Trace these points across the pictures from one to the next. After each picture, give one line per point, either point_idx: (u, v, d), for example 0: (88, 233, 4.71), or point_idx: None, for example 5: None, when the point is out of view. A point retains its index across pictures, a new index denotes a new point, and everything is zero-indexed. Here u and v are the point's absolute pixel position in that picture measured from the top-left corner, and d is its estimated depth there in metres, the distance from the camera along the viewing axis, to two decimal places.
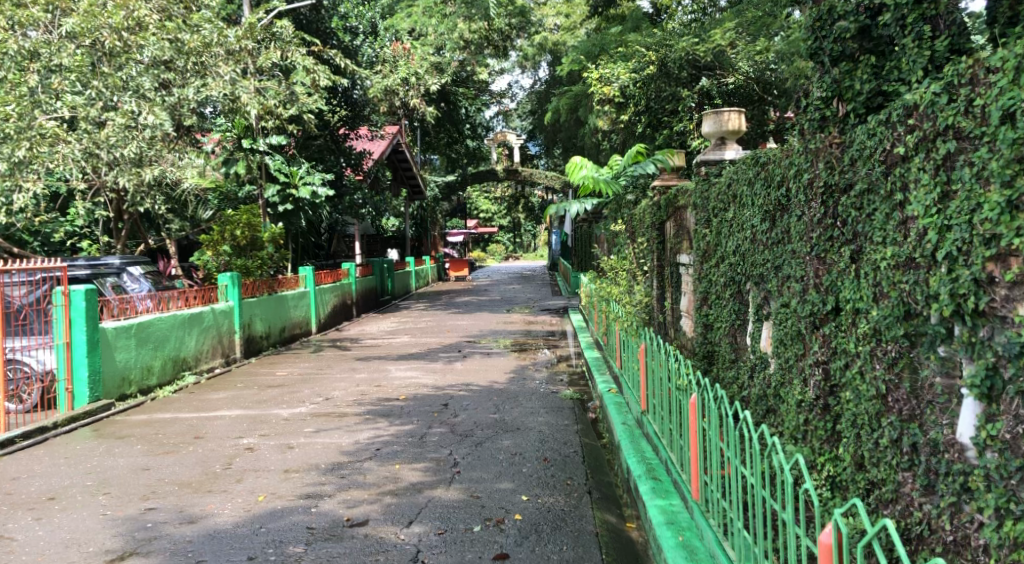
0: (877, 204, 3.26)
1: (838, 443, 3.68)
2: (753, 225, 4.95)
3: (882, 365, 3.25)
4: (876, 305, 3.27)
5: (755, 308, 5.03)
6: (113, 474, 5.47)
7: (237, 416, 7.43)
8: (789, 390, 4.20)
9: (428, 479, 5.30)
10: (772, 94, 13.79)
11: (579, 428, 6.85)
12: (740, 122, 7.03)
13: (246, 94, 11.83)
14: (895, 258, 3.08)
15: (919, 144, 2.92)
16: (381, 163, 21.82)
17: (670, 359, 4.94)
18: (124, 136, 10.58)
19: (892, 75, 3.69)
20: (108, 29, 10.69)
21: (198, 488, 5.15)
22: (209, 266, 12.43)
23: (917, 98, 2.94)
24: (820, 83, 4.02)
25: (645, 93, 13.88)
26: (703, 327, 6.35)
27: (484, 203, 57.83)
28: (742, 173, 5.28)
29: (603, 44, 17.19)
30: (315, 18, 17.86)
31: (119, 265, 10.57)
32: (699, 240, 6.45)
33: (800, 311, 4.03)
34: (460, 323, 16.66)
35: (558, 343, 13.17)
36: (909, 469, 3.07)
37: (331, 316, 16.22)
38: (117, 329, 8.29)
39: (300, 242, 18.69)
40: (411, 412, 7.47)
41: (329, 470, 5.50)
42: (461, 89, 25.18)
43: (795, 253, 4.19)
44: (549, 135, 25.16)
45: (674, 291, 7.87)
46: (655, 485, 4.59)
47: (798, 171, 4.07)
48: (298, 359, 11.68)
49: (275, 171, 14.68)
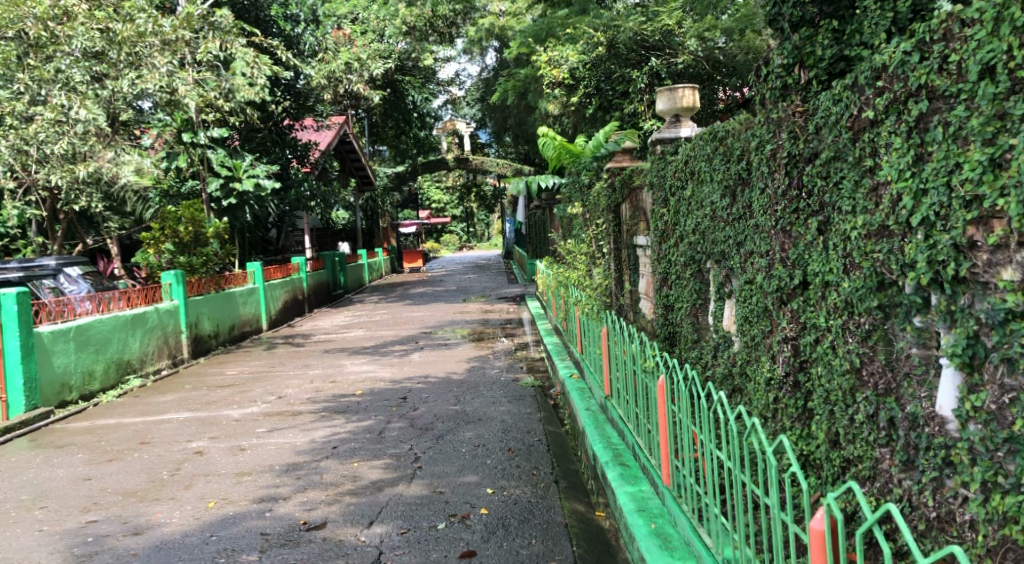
0: (845, 171, 3.15)
1: (810, 421, 3.57)
2: (713, 201, 4.83)
3: (855, 338, 3.14)
4: (847, 277, 3.16)
5: (716, 286, 4.92)
6: (51, 487, 5.15)
7: (185, 419, 7.12)
8: (756, 368, 4.09)
9: (389, 476, 5.09)
10: (722, 72, 13.75)
11: (543, 415, 6.70)
12: (694, 99, 6.93)
13: (184, 86, 11.55)
14: (866, 227, 2.98)
15: (889, 106, 2.82)
16: (328, 155, 21.33)
17: (634, 342, 4.81)
18: (54, 132, 10.17)
19: (854, 39, 3.53)
20: (32, 19, 10.18)
21: (143, 496, 4.87)
22: (151, 265, 11.97)
23: (886, 58, 2.83)
24: (781, 51, 3.87)
25: (594, 75, 13.88)
26: (664, 308, 6.22)
27: (435, 195, 57.48)
28: (699, 149, 5.16)
29: (550, 27, 17.15)
30: (253, 5, 16.94)
31: (54, 266, 10.20)
32: (657, 220, 6.32)
33: (766, 287, 3.90)
34: (415, 314, 16.40)
35: (516, 331, 13.02)
36: (887, 444, 2.97)
37: (282, 311, 15.83)
38: (54, 334, 7.92)
39: (246, 237, 18.12)
40: (369, 407, 7.25)
41: (285, 472, 5.26)
42: (407, 78, 25.25)
43: (757, 228, 4.07)
44: (499, 122, 24.80)
45: (633, 273, 7.76)
46: (624, 471, 4.46)
47: (760, 143, 3.97)
48: (250, 358, 11.34)
49: (218, 165, 14.26)
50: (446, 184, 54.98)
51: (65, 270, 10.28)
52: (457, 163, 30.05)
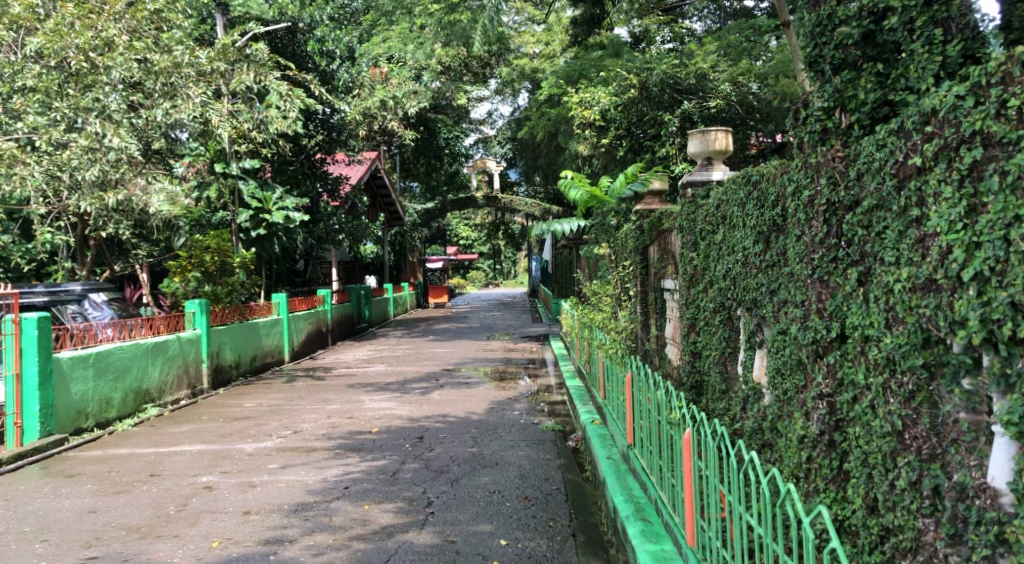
0: (889, 221, 2.99)
1: (846, 484, 3.35)
2: (745, 247, 4.66)
3: (897, 399, 2.93)
4: (889, 332, 2.97)
5: (747, 335, 4.74)
6: (54, 519, 5.04)
7: (198, 451, 7.01)
8: (789, 424, 3.87)
9: (400, 521, 4.91)
10: (756, 118, 13.61)
11: (562, 462, 6.49)
12: (727, 142, 6.77)
13: (216, 117, 11.71)
14: (912, 279, 2.80)
15: (938, 153, 2.67)
16: (358, 189, 21.44)
17: (659, 390, 4.62)
18: (86, 159, 10.27)
19: (899, 83, 3.37)
20: (75, 49, 10.39)
21: (146, 532, 4.73)
22: (176, 293, 11.96)
23: (935, 102, 2.69)
24: (821, 93, 3.70)
25: (626, 116, 13.85)
26: (691, 355, 6.01)
27: (463, 232, 57.79)
28: (732, 193, 5.00)
29: (582, 69, 17.16)
30: (291, 40, 17.83)
31: (79, 292, 10.22)
32: (686, 264, 6.15)
33: (800, 338, 3.71)
34: (438, 350, 16.26)
35: (539, 372, 12.81)
36: (931, 515, 2.76)
37: (305, 343, 15.77)
38: (74, 360, 7.87)
39: (273, 269, 18.16)
40: (384, 446, 7.08)
41: (294, 512, 5.10)
42: (441, 117, 25.62)
43: (793, 276, 3.88)
44: (528, 160, 24.83)
45: (659, 317, 7.58)
46: (646, 527, 4.24)
47: (796, 188, 3.81)
48: (269, 390, 11.25)
49: (248, 196, 14.48)
50: (474, 221, 55.18)
51: (90, 295, 10.32)
52: (486, 202, 30.17)
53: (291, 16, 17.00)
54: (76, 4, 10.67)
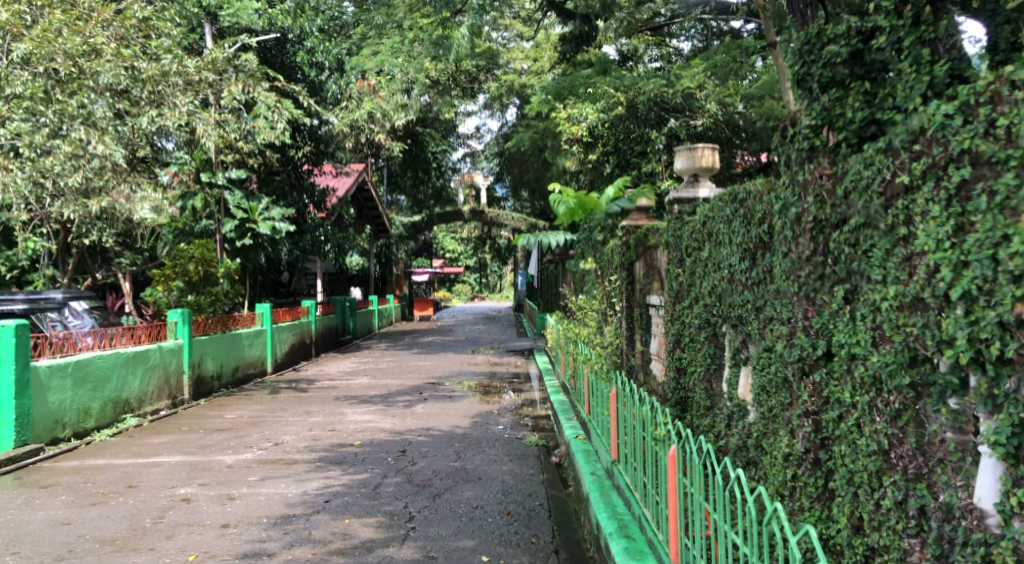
0: (876, 239, 2.98)
1: (831, 503, 3.33)
2: (731, 264, 4.65)
3: (884, 418, 2.92)
4: (876, 350, 2.96)
5: (732, 352, 4.72)
6: (27, 530, 4.94)
7: (177, 463, 6.91)
8: (774, 442, 3.85)
9: (381, 536, 4.84)
10: (742, 137, 13.81)
11: (546, 477, 6.44)
12: (713, 159, 6.78)
13: (202, 126, 11.71)
14: (899, 298, 2.79)
15: (926, 172, 2.67)
16: (345, 200, 21.36)
17: (645, 406, 4.59)
18: (70, 166, 10.18)
19: (886, 102, 3.34)
20: (62, 55, 10.31)
21: (121, 545, 4.65)
22: (159, 302, 11.85)
23: (924, 120, 2.69)
24: (809, 111, 3.70)
25: (613, 133, 14.06)
26: (676, 371, 5.99)
27: (450, 244, 57.79)
28: (719, 210, 5.00)
29: (571, 84, 17.25)
30: (280, 52, 17.79)
31: (60, 300, 10.10)
32: (672, 280, 6.14)
33: (786, 356, 3.69)
34: (422, 363, 16.18)
35: (523, 386, 12.74)
36: (917, 535, 2.74)
37: (288, 354, 15.66)
38: (51, 369, 7.76)
39: (257, 280, 18.04)
40: (366, 460, 7.01)
41: (273, 526, 5.02)
42: (428, 130, 25.66)
43: (779, 293, 3.87)
44: (516, 175, 24.85)
45: (644, 333, 7.57)
46: (629, 544, 4.20)
47: (784, 206, 3.81)
48: (251, 401, 11.14)
49: (234, 206, 14.28)
50: (460, 235, 55.20)
51: (71, 303, 10.20)
52: (473, 215, 30.18)
53: (280, 27, 16.89)
54: (63, 11, 10.65)
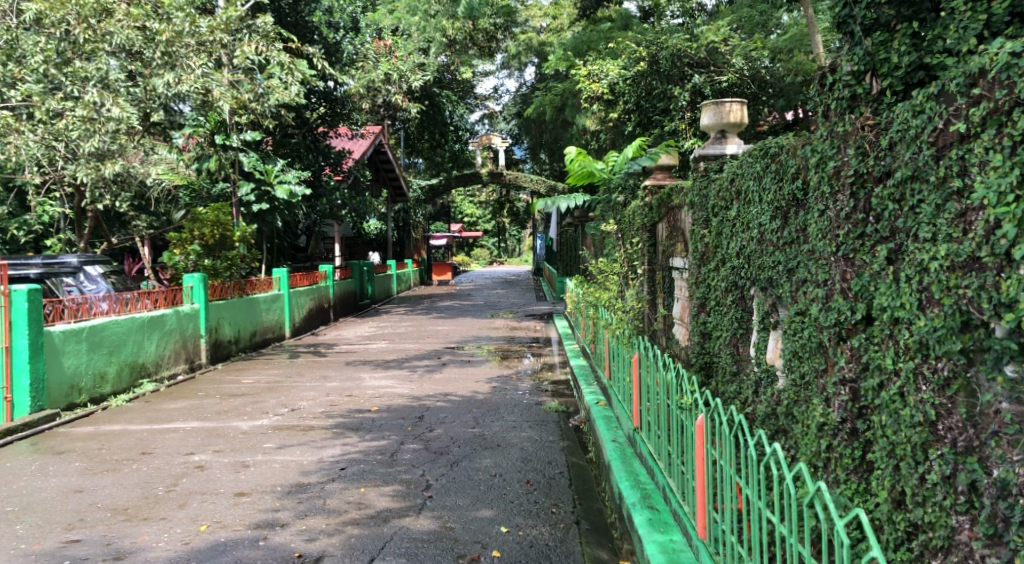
0: (925, 193, 2.75)
1: (869, 476, 3.15)
2: (761, 223, 4.42)
3: (931, 386, 2.71)
4: (923, 313, 2.74)
5: (760, 316, 4.52)
6: (39, 498, 4.87)
7: (192, 429, 6.83)
8: (806, 410, 3.66)
9: (398, 505, 4.72)
10: (768, 93, 13.33)
11: (566, 444, 6.29)
12: (742, 114, 6.47)
13: (219, 88, 11.19)
14: (951, 257, 2.57)
15: (987, 118, 2.45)
16: (363, 163, 21.08)
17: (669, 371, 4.40)
18: (85, 130, 9.94)
19: (935, 45, 3.09)
20: (75, 17, 10.12)
21: (132, 514, 4.56)
22: (176, 266, 11.77)
23: (986, 61, 2.46)
24: (850, 57, 3.43)
25: (636, 90, 13.49)
26: (700, 335, 5.79)
27: (468, 209, 57.61)
28: (748, 167, 4.75)
29: (592, 41, 16.87)
30: (294, 10, 16.98)
31: (75, 264, 10.04)
32: (696, 241, 5.91)
33: (822, 320, 3.47)
34: (441, 328, 16.08)
35: (542, 351, 12.59)
36: (967, 512, 2.55)
37: (306, 319, 15.59)
38: (66, 334, 7.69)
39: (275, 243, 17.94)
40: (383, 426, 6.90)
41: (288, 494, 4.91)
42: (446, 92, 25.06)
43: (814, 254, 3.65)
44: (534, 137, 24.52)
45: (666, 297, 7.38)
46: (653, 516, 4.04)
47: (821, 159, 3.57)
48: (268, 366, 11.07)
49: (250, 168, 14.00)
50: (479, 199, 55.12)
51: (86, 268, 10.13)
52: (491, 178, 29.87)
53: None
54: None
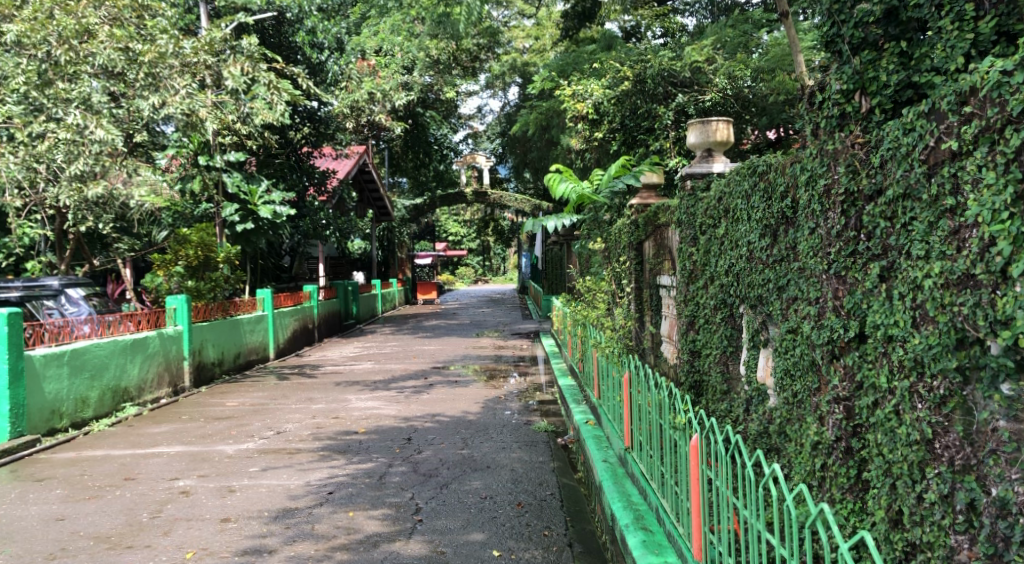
0: (917, 211, 2.75)
1: (865, 495, 3.12)
2: (750, 241, 4.42)
3: (926, 404, 2.69)
4: (917, 331, 2.73)
5: (750, 334, 4.50)
6: (19, 527, 4.76)
7: (177, 453, 6.73)
8: (799, 429, 3.64)
9: (387, 530, 4.65)
10: (752, 112, 13.41)
11: (556, 465, 6.24)
12: (728, 133, 6.52)
13: (203, 109, 11.24)
14: (945, 275, 2.57)
15: (980, 135, 2.46)
16: (347, 184, 21.03)
17: (661, 391, 4.37)
18: (71, 152, 9.91)
19: (924, 63, 3.10)
20: (56, 38, 10.02)
21: (115, 542, 4.46)
22: (159, 288, 11.66)
23: (977, 79, 2.48)
24: (839, 76, 3.44)
25: (619, 109, 13.58)
26: (689, 353, 5.77)
27: (452, 228, 57.63)
28: (736, 185, 4.75)
29: (575, 62, 16.96)
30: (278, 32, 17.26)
31: (57, 287, 9.91)
32: (684, 260, 5.91)
33: (814, 338, 3.46)
34: (427, 348, 15.99)
35: (529, 370, 12.55)
36: (966, 531, 2.52)
37: (291, 340, 15.46)
38: (47, 358, 7.58)
39: (259, 264, 17.82)
40: (371, 448, 6.82)
41: (275, 520, 4.83)
42: (430, 112, 25.10)
43: (805, 272, 3.64)
44: (519, 156, 24.38)
45: (654, 315, 7.37)
46: (646, 537, 4.00)
47: (811, 177, 3.57)
48: (253, 388, 10.95)
49: (233, 189, 13.96)
50: (464, 218, 55.20)
51: (68, 291, 10.00)
52: (476, 197, 29.89)
53: (278, 6, 16.51)
54: None
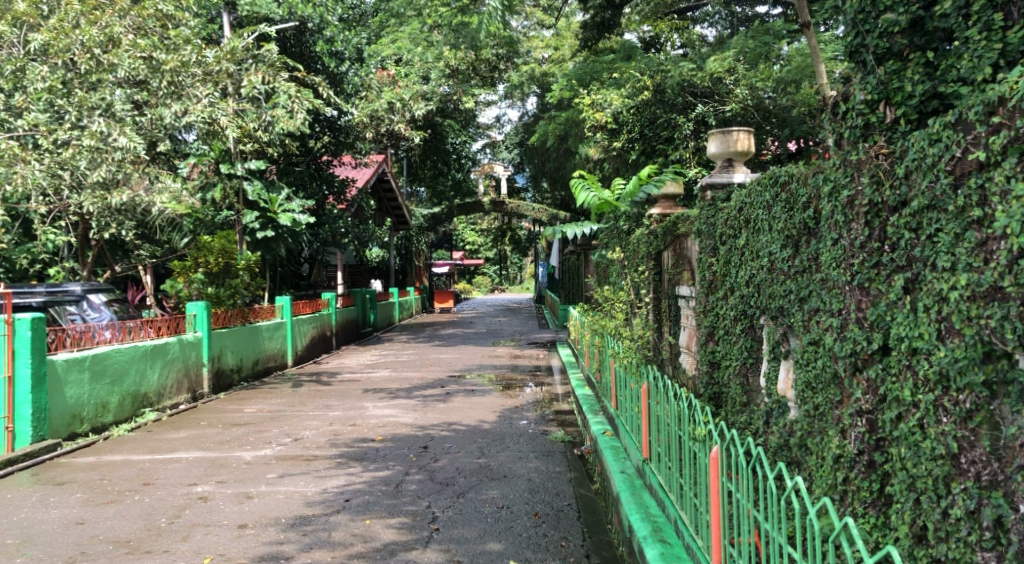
0: (943, 222, 2.72)
1: (888, 509, 3.09)
2: (772, 252, 4.39)
3: (951, 418, 2.66)
4: (941, 344, 2.70)
5: (771, 345, 4.47)
6: (40, 531, 4.79)
7: (195, 459, 6.77)
8: (821, 441, 3.60)
9: (404, 538, 4.65)
10: (772, 123, 13.04)
11: (573, 475, 6.21)
12: (748, 143, 6.49)
13: (224, 118, 11.23)
14: (971, 287, 2.55)
15: (1008, 146, 2.45)
16: (366, 193, 21.12)
17: (679, 402, 4.34)
18: (94, 159, 10.03)
19: (950, 73, 3.07)
20: (79, 47, 10.22)
21: (134, 547, 4.48)
22: (180, 295, 11.75)
23: (1006, 89, 2.47)
24: (863, 85, 3.42)
25: (639, 119, 13.66)
26: (708, 364, 5.74)
27: (469, 237, 57.78)
28: (757, 195, 4.72)
29: (594, 72, 16.99)
30: (299, 41, 17.46)
31: (79, 293, 10.03)
32: (704, 270, 5.89)
33: (837, 350, 3.42)
34: (444, 356, 16.01)
35: (545, 379, 12.53)
36: (993, 548, 2.49)
37: (309, 347, 15.53)
38: (69, 363, 7.65)
39: (277, 271, 17.92)
40: (388, 456, 6.82)
41: (292, 526, 4.83)
42: (448, 121, 25.20)
43: (827, 283, 3.61)
44: (538, 166, 24.40)
45: (673, 325, 7.33)
46: (665, 549, 3.97)
47: (833, 188, 3.54)
48: (271, 395, 11.00)
49: (254, 197, 14.02)
50: (481, 227, 55.32)
51: (90, 296, 10.12)
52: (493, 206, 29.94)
53: (299, 16, 16.70)
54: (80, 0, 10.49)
